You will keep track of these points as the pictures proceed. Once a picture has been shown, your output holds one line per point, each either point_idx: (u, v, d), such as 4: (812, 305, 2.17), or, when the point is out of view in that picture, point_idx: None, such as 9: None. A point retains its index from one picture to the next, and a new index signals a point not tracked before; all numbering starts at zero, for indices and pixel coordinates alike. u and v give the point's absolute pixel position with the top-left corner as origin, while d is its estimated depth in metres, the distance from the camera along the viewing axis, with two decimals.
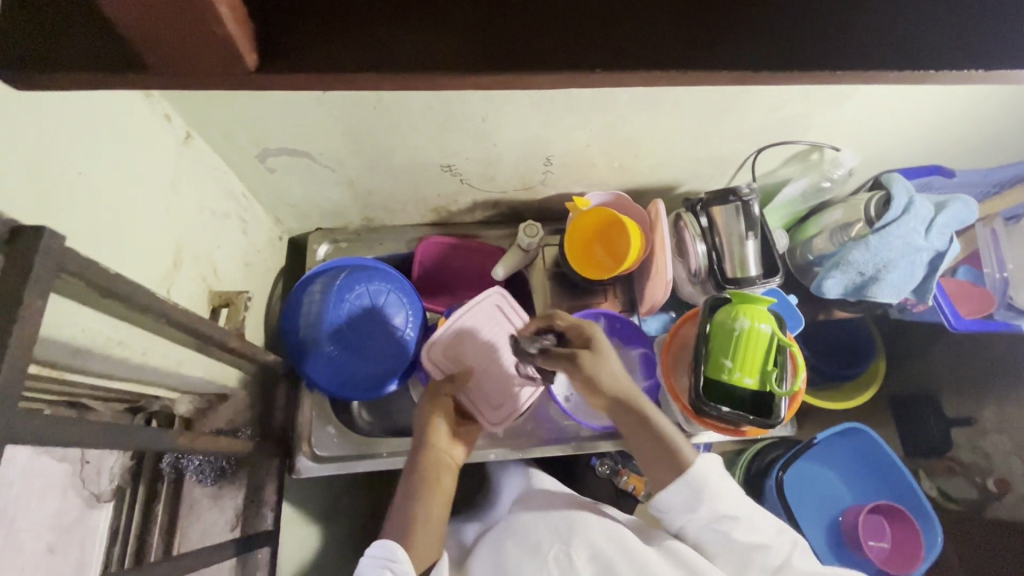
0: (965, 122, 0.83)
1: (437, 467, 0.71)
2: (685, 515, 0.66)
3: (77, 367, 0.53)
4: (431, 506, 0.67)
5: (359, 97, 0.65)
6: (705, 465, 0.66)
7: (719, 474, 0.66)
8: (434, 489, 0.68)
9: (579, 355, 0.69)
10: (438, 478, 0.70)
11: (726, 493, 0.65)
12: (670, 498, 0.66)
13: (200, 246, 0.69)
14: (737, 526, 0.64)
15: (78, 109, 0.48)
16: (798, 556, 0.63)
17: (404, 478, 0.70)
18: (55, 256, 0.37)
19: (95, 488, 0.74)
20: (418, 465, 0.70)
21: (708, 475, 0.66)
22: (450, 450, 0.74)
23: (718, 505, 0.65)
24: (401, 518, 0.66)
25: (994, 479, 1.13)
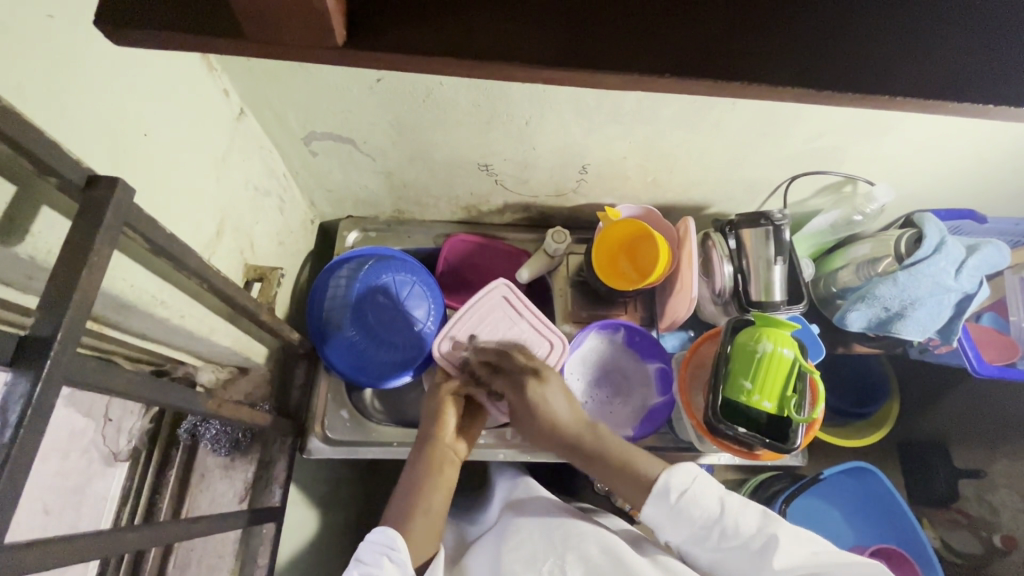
0: (1002, 168, 0.83)
1: (442, 461, 0.71)
2: (669, 530, 0.65)
3: (119, 322, 0.55)
4: (432, 498, 0.68)
5: (411, 90, 0.67)
6: (664, 482, 0.65)
7: (681, 487, 0.64)
8: (437, 482, 0.69)
9: (529, 372, 0.76)
10: (441, 471, 0.70)
11: (695, 501, 0.63)
12: (650, 513, 0.66)
13: (241, 220, 0.71)
14: (716, 537, 0.62)
15: (149, 76, 0.50)
16: (781, 556, 0.59)
17: (408, 469, 0.71)
18: (124, 209, 0.38)
19: (114, 447, 0.78)
20: (422, 457, 0.71)
21: (668, 493, 0.64)
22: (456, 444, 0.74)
23: (686, 519, 0.63)
24: (401, 508, 0.67)
25: (1001, 535, 1.11)
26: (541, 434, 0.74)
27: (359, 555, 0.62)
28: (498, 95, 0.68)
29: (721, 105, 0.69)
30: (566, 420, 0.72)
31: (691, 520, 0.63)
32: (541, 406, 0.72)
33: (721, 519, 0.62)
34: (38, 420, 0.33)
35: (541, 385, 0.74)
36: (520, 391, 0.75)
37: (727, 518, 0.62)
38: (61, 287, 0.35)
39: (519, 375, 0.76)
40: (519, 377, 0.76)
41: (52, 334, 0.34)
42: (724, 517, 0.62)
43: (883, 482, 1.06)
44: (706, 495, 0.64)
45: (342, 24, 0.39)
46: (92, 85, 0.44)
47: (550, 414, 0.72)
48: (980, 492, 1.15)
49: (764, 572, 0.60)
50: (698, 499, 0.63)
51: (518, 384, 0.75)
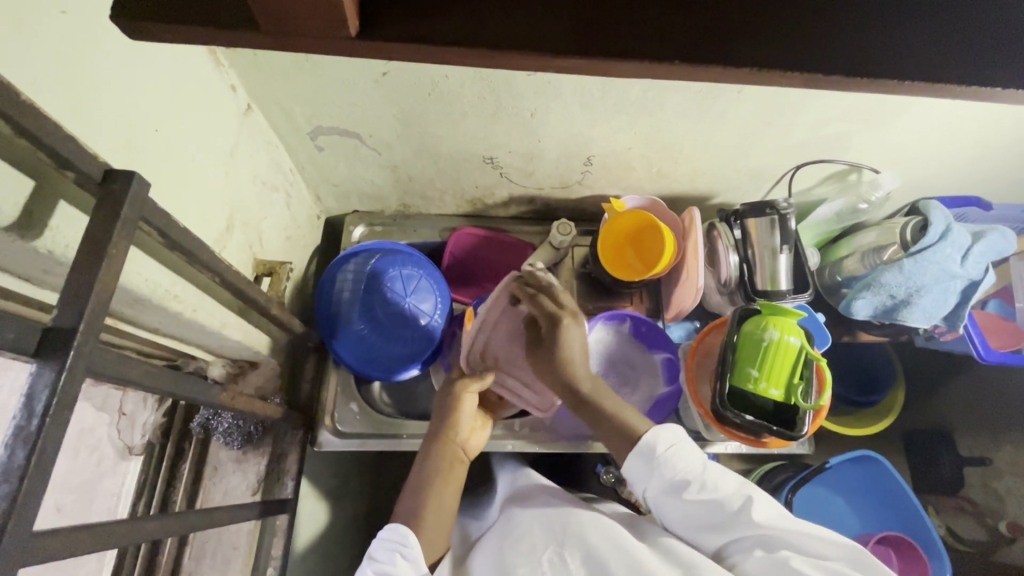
0: (1009, 154, 0.83)
1: (452, 459, 0.72)
2: (646, 482, 0.65)
3: (133, 316, 0.55)
4: (442, 495, 0.68)
5: (416, 82, 0.67)
6: (651, 437, 0.65)
7: (667, 442, 0.65)
8: (447, 481, 0.69)
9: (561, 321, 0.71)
10: (452, 467, 0.71)
11: (678, 459, 0.64)
12: (630, 467, 0.66)
13: (250, 214, 0.72)
14: (694, 492, 0.62)
15: (159, 73, 0.51)
16: (758, 513, 0.60)
17: (420, 464, 0.71)
18: (140, 201, 0.39)
19: (129, 441, 0.81)
20: (432, 454, 0.72)
21: (654, 445, 0.64)
22: (466, 442, 0.75)
23: (667, 471, 0.63)
24: (412, 504, 0.67)
25: (1007, 522, 1.12)
26: (554, 371, 0.72)
27: (372, 553, 0.62)
28: (504, 87, 0.68)
29: (728, 94, 0.69)
30: (578, 360, 0.72)
31: (671, 473, 0.63)
32: (560, 350, 0.71)
33: (702, 476, 0.63)
34: (64, 409, 0.34)
35: (574, 325, 0.72)
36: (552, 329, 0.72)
37: (709, 475, 0.63)
38: (82, 279, 0.35)
39: (555, 309, 0.72)
40: (554, 313, 0.72)
41: (75, 324, 0.35)
42: (706, 475, 0.63)
43: (889, 471, 1.08)
44: (689, 453, 0.65)
45: (353, 14, 0.39)
46: (106, 80, 0.44)
47: (569, 359, 0.71)
48: (985, 478, 1.16)
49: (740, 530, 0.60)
50: (680, 458, 0.64)
51: (552, 318, 0.72)
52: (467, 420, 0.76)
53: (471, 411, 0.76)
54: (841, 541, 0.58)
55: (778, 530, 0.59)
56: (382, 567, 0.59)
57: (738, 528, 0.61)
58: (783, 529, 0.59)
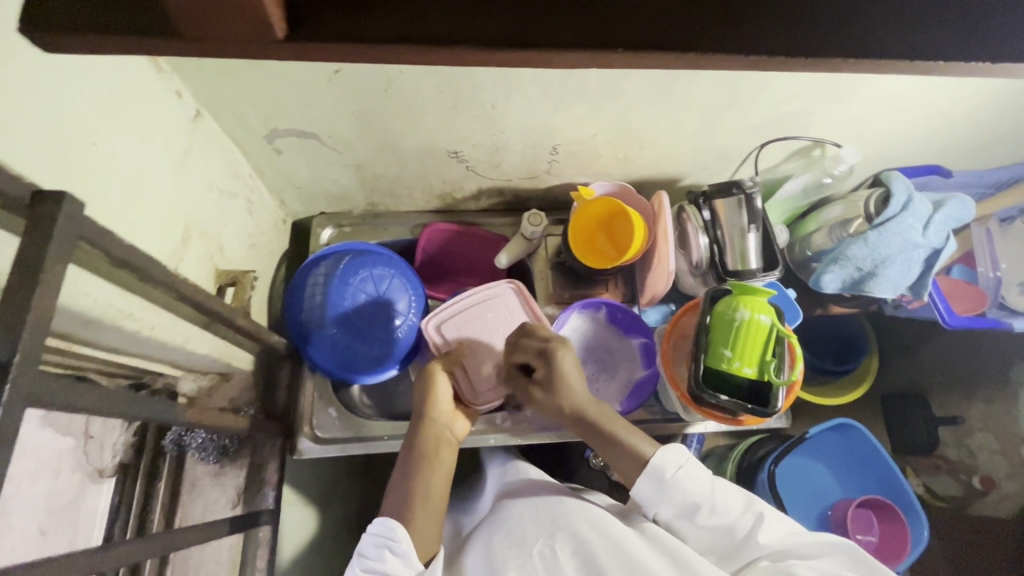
0: (965, 123, 0.85)
1: (439, 440, 0.72)
2: (656, 506, 0.66)
3: (88, 338, 0.54)
4: (433, 477, 0.67)
5: (371, 78, 0.65)
6: (658, 459, 0.65)
7: (676, 464, 0.65)
8: (436, 461, 0.69)
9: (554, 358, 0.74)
10: (438, 451, 0.70)
11: (685, 481, 0.64)
12: (642, 491, 0.66)
13: (208, 224, 0.70)
14: (705, 515, 0.63)
15: (93, 84, 0.48)
16: (765, 532, 0.62)
17: (406, 450, 0.71)
18: (75, 222, 0.37)
19: (99, 464, 0.78)
20: (418, 438, 0.71)
21: (663, 468, 0.65)
22: (450, 424, 0.75)
23: (677, 494, 0.64)
24: (403, 488, 0.66)
25: (980, 477, 1.17)
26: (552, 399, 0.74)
27: (360, 548, 0.61)
28: (461, 79, 0.66)
29: (688, 77, 0.69)
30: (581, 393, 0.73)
31: (681, 495, 0.64)
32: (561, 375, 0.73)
33: (711, 497, 0.64)
34: (4, 444, 0.32)
35: (566, 352, 0.74)
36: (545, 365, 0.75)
37: (717, 495, 0.64)
38: (14, 308, 0.34)
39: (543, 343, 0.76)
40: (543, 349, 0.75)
41: (10, 356, 0.33)
42: (714, 496, 0.64)
43: (865, 436, 1.10)
44: (696, 473, 0.65)
45: (280, 15, 0.38)
46: (31, 94, 0.42)
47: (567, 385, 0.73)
48: (958, 437, 1.20)
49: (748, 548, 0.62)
50: (687, 480, 0.64)
51: (543, 353, 0.75)
52: (448, 403, 0.76)
53: (447, 393, 0.76)
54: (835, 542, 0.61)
55: (786, 547, 0.61)
56: (371, 565, 0.58)
57: (751, 547, 0.62)
58: (788, 543, 0.61)
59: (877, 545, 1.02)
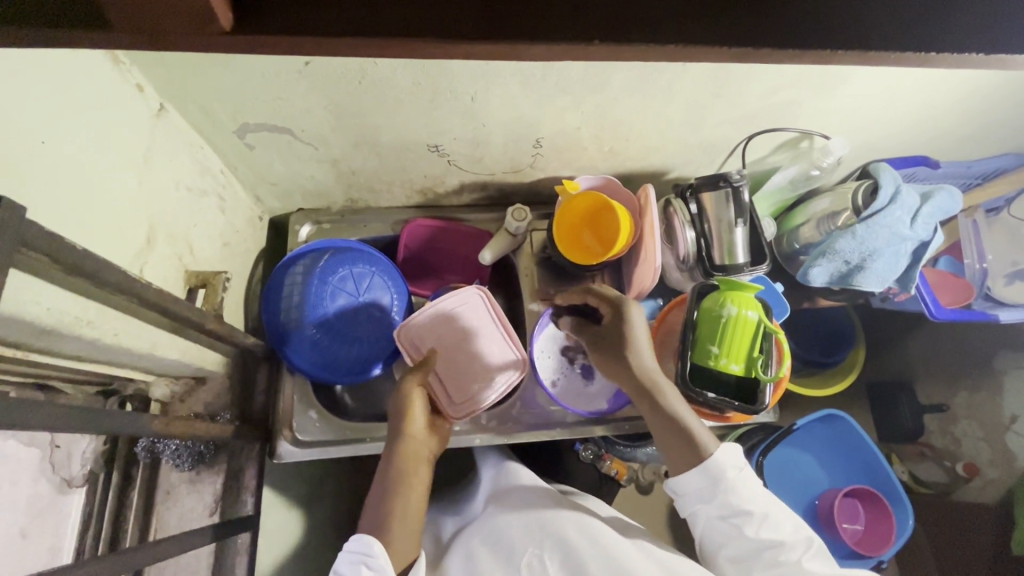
0: (952, 113, 0.84)
1: (416, 459, 0.69)
2: (703, 503, 0.66)
3: (44, 347, 0.51)
4: (409, 500, 0.65)
5: (343, 70, 0.62)
6: (724, 456, 0.65)
7: (739, 469, 0.65)
8: (412, 483, 0.67)
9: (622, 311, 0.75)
10: (415, 471, 0.68)
11: (744, 486, 0.65)
12: (690, 482, 0.66)
13: (175, 224, 0.67)
14: (756, 523, 0.63)
15: (38, 78, 0.45)
16: (809, 556, 0.62)
17: (381, 471, 0.68)
18: (12, 228, 0.35)
19: (68, 474, 0.72)
20: (393, 460, 0.68)
21: (727, 465, 0.65)
22: (428, 441, 0.72)
23: (731, 496, 0.64)
24: (378, 512, 0.64)
25: (963, 463, 1.17)
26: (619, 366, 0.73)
27: (337, 567, 0.60)
28: (438, 71, 0.64)
29: (672, 67, 0.67)
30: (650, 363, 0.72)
31: (736, 499, 0.64)
32: (628, 338, 0.72)
33: (765, 509, 0.64)
34: None
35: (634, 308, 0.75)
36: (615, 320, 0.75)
37: (770, 511, 0.64)
38: None
39: (612, 304, 0.76)
40: (615, 312, 0.76)
41: None
42: (768, 511, 0.64)
43: (851, 426, 1.10)
44: (755, 485, 0.65)
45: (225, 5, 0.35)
46: None
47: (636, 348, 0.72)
48: (943, 425, 1.21)
49: (787, 563, 0.61)
50: (749, 488, 0.65)
51: (614, 317, 0.76)
52: (422, 419, 0.73)
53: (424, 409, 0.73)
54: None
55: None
56: None
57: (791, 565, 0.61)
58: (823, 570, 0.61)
59: (862, 535, 1.02)
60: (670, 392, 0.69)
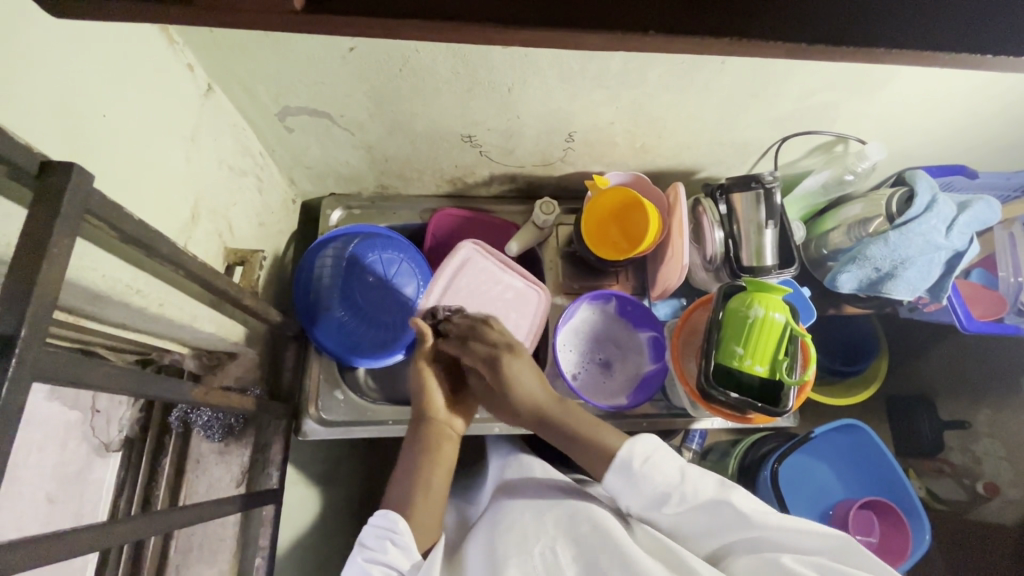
0: (993, 122, 0.82)
1: (439, 437, 0.73)
2: (628, 498, 0.64)
3: (95, 313, 0.53)
4: (433, 476, 0.68)
5: (386, 56, 0.63)
6: (624, 452, 0.64)
7: (643, 455, 0.63)
8: (433, 459, 0.70)
9: (500, 357, 0.75)
10: (439, 447, 0.71)
11: (654, 471, 0.62)
12: (611, 483, 0.65)
13: (216, 201, 0.69)
14: (675, 504, 0.61)
15: (101, 54, 0.47)
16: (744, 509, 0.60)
17: (405, 450, 0.72)
18: (83, 193, 0.36)
19: (105, 437, 0.80)
20: (417, 436, 0.73)
21: (629, 459, 0.63)
22: (450, 421, 0.76)
23: (646, 486, 0.62)
24: (404, 487, 0.67)
25: (984, 483, 1.15)
26: (512, 404, 0.75)
27: (362, 540, 0.62)
28: (479, 61, 0.65)
29: (712, 64, 0.67)
30: (538, 393, 0.74)
31: (651, 486, 0.62)
32: (510, 378, 0.74)
33: (680, 486, 0.61)
34: (9, 421, 0.32)
35: (517, 358, 0.75)
36: (495, 367, 0.75)
37: (687, 484, 0.61)
38: (19, 283, 0.33)
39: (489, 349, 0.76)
40: (492, 354, 0.76)
41: (16, 330, 0.32)
42: (684, 485, 0.61)
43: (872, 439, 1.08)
44: (665, 464, 0.63)
45: None
46: (38, 62, 0.41)
47: (519, 385, 0.74)
48: (965, 442, 1.18)
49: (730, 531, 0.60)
50: (657, 469, 0.62)
51: (489, 359, 0.75)
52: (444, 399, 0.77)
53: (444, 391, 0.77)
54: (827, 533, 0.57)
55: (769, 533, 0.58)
56: (373, 555, 0.59)
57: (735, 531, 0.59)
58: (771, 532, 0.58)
59: (878, 547, 1.01)
60: (569, 413, 0.72)
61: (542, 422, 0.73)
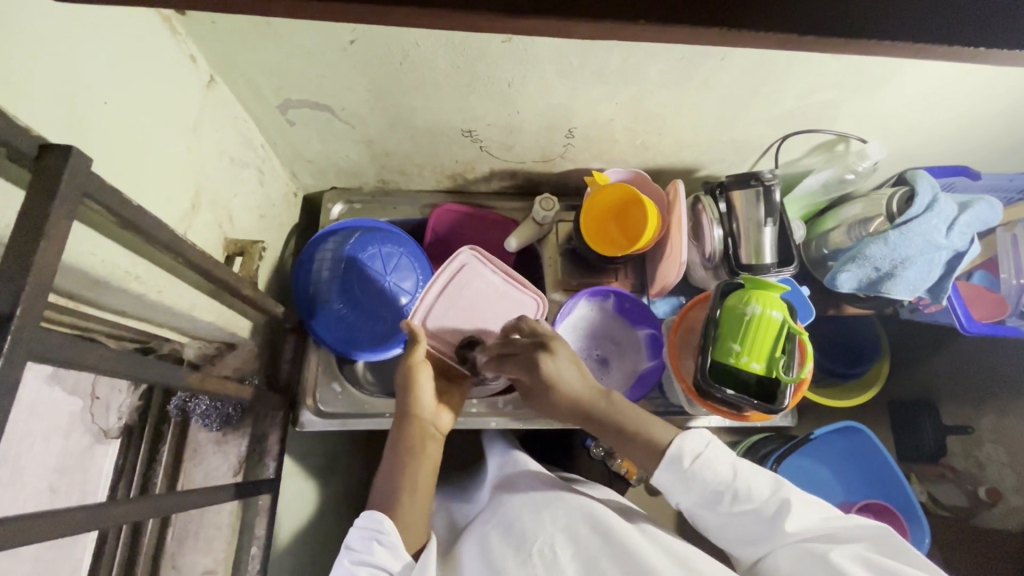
0: (997, 122, 0.82)
1: (422, 436, 0.71)
2: (677, 495, 0.63)
3: (94, 298, 0.54)
4: (418, 475, 0.67)
5: (387, 52, 0.64)
6: (676, 448, 0.63)
7: (694, 451, 0.62)
8: (421, 457, 0.69)
9: (538, 356, 0.71)
10: (424, 447, 0.70)
11: (707, 468, 0.61)
12: (664, 480, 0.64)
13: (217, 192, 0.70)
14: (729, 501, 0.60)
15: (104, 42, 0.48)
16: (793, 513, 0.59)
17: (391, 448, 0.70)
18: (82, 177, 0.37)
19: (104, 424, 0.81)
20: (401, 435, 0.71)
21: (680, 457, 0.62)
22: (435, 419, 0.74)
23: (698, 483, 0.61)
24: (388, 487, 0.66)
25: (986, 488, 1.14)
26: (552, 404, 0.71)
27: (349, 542, 0.61)
28: (478, 55, 0.65)
29: (711, 61, 0.67)
30: (578, 386, 0.70)
31: (702, 483, 0.61)
32: (551, 376, 0.70)
33: (733, 483, 0.60)
34: (5, 397, 0.32)
35: (552, 356, 0.71)
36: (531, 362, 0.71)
37: (740, 482, 0.60)
38: (18, 261, 0.34)
39: (534, 338, 0.74)
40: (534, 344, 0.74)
41: (12, 308, 0.33)
42: (737, 482, 0.60)
43: (872, 442, 1.08)
44: (717, 460, 0.62)
45: None
46: (41, 47, 0.42)
47: (560, 381, 0.70)
48: (967, 448, 1.17)
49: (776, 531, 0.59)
50: (709, 466, 0.61)
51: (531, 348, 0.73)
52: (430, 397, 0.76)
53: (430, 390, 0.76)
54: (872, 528, 0.57)
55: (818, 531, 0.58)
56: (360, 557, 0.59)
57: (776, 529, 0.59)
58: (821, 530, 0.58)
59: None
60: (617, 409, 0.68)
61: (588, 418, 0.69)
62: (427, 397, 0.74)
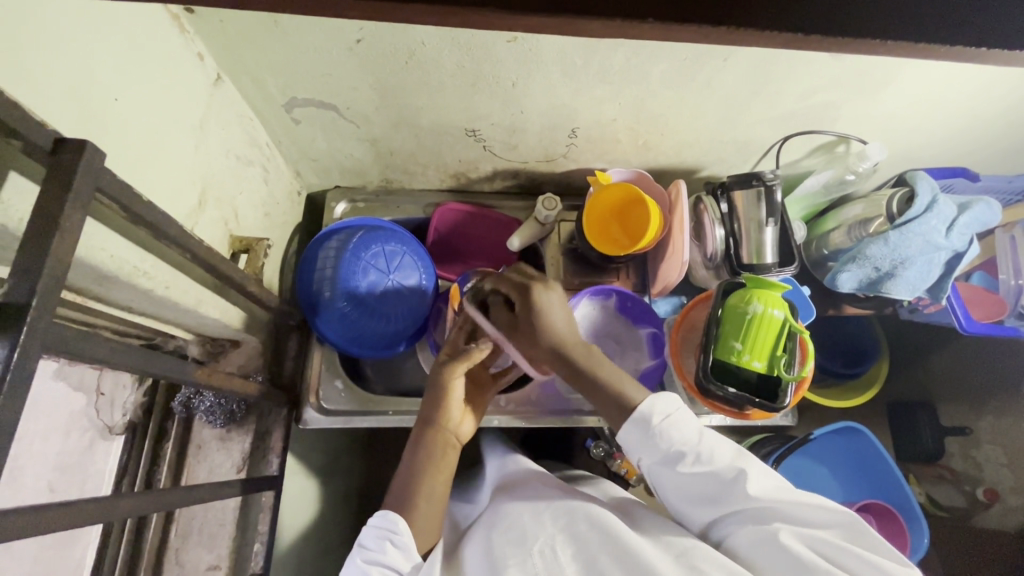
0: (996, 124, 0.83)
1: (443, 446, 0.71)
2: (639, 452, 0.64)
3: (103, 294, 0.54)
4: (434, 483, 0.67)
5: (392, 51, 0.64)
6: (647, 406, 0.63)
7: (664, 411, 0.63)
8: (439, 466, 0.69)
9: (530, 289, 0.72)
10: (443, 455, 0.70)
11: (674, 428, 0.62)
12: (628, 435, 0.64)
13: (223, 189, 0.70)
14: (691, 463, 0.60)
15: (114, 40, 0.48)
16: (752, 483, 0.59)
17: (412, 452, 0.70)
18: (95, 172, 0.37)
19: (109, 421, 0.81)
20: (424, 441, 0.71)
21: (650, 414, 0.63)
22: (457, 427, 0.73)
23: (662, 442, 0.61)
24: (403, 490, 0.66)
25: (983, 488, 1.15)
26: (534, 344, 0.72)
27: (360, 541, 0.62)
28: (482, 55, 0.65)
29: (714, 62, 0.67)
30: (563, 328, 0.70)
31: (667, 444, 0.61)
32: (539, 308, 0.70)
33: (698, 445, 0.61)
34: (20, 388, 0.33)
35: (546, 290, 0.72)
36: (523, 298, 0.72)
37: (703, 445, 0.61)
38: (34, 254, 0.34)
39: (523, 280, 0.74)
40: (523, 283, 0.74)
41: (28, 301, 0.33)
42: (701, 445, 0.61)
43: (872, 442, 1.08)
44: (686, 423, 0.62)
45: None
46: (53, 44, 0.42)
47: (548, 319, 0.70)
48: (965, 448, 1.18)
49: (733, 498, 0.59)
50: (676, 427, 0.62)
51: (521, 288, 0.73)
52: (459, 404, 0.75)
53: (460, 398, 0.75)
54: (836, 510, 0.57)
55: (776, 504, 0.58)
56: (372, 556, 0.59)
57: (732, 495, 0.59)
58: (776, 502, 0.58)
59: None
60: (593, 360, 0.68)
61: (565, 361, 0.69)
62: (456, 402, 0.73)
